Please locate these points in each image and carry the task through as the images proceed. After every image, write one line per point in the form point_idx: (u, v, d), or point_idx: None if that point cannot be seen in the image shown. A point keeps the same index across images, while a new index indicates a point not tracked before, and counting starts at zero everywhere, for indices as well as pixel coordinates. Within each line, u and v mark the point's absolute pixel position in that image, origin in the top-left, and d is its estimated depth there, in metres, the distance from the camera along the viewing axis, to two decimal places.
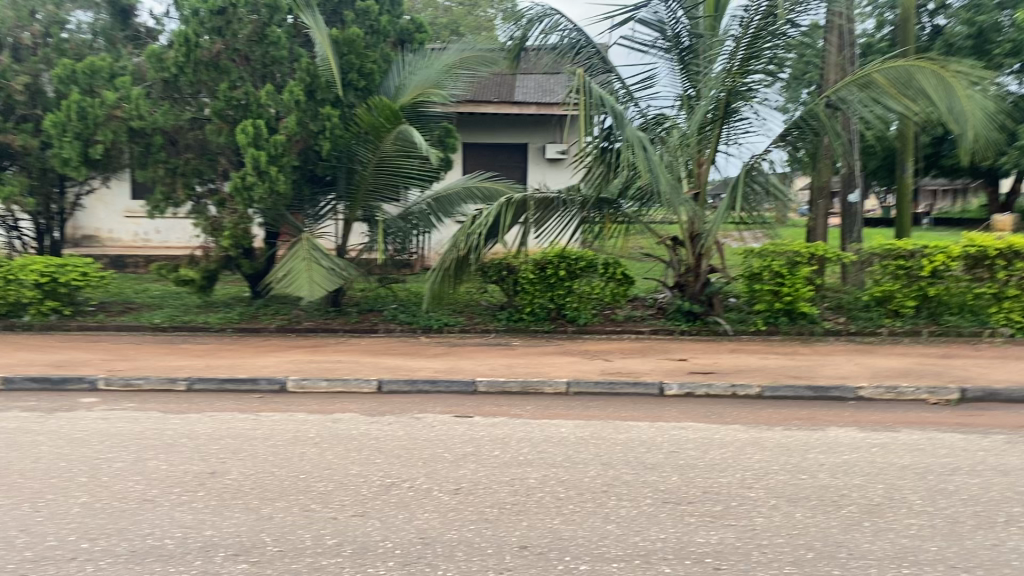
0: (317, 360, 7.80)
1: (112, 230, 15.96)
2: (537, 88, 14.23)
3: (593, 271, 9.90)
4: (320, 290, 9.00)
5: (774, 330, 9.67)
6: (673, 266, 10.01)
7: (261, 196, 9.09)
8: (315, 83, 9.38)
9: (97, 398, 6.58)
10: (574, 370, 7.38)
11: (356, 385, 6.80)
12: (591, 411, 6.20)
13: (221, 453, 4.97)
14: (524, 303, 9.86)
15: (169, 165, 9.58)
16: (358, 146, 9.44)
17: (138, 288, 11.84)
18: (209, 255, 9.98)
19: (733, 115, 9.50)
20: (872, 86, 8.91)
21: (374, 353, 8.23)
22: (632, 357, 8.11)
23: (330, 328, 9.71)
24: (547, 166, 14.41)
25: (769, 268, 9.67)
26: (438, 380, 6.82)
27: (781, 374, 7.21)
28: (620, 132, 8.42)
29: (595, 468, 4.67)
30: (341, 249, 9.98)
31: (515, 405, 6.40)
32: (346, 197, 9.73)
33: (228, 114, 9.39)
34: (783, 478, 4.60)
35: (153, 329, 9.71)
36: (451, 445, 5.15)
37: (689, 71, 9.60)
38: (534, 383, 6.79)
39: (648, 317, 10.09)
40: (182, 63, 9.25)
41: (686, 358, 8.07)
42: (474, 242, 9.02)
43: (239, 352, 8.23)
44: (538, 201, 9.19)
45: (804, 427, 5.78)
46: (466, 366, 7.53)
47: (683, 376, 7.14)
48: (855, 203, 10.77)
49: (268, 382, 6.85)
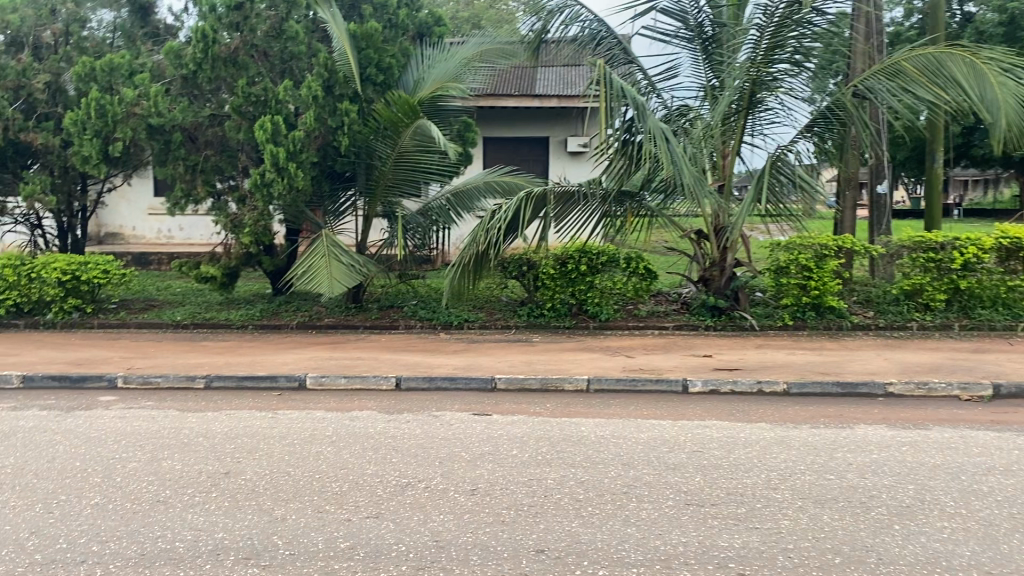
0: (337, 357, 7.74)
1: (135, 228, 16.05)
2: (558, 80, 14.09)
3: (615, 266, 9.76)
4: (339, 286, 8.94)
5: (801, 324, 9.47)
6: (697, 260, 9.90)
7: (280, 192, 9.02)
8: (334, 78, 9.29)
9: (115, 396, 6.56)
10: (596, 367, 7.26)
11: (374, 382, 6.74)
12: (613, 408, 6.09)
13: (237, 453, 4.91)
14: (545, 298, 9.74)
15: (189, 162, 9.58)
16: (377, 141, 9.34)
17: (160, 285, 11.86)
18: (230, 252, 9.95)
19: (757, 105, 9.34)
20: (901, 75, 8.69)
21: (394, 350, 8.16)
22: (655, 353, 7.97)
23: (350, 324, 9.67)
24: (569, 160, 14.27)
25: (796, 262, 9.51)
26: (457, 377, 6.74)
27: (808, 370, 7.05)
28: (642, 125, 8.33)
29: (616, 468, 4.56)
30: (361, 245, 9.92)
31: (535, 402, 6.31)
32: (365, 192, 9.66)
33: (247, 110, 9.34)
34: (810, 479, 4.46)
35: (174, 326, 9.72)
36: (469, 443, 5.06)
37: (712, 60, 9.42)
38: (555, 379, 6.69)
39: (672, 312, 9.93)
40: (200, 60, 9.21)
41: (710, 354, 7.92)
42: (494, 237, 8.93)
43: (259, 350, 8.20)
44: (559, 195, 9.08)
45: (832, 425, 5.63)
46: (486, 363, 7.44)
47: (707, 372, 7.00)
48: (884, 194, 10.55)
49: (286, 380, 6.80)
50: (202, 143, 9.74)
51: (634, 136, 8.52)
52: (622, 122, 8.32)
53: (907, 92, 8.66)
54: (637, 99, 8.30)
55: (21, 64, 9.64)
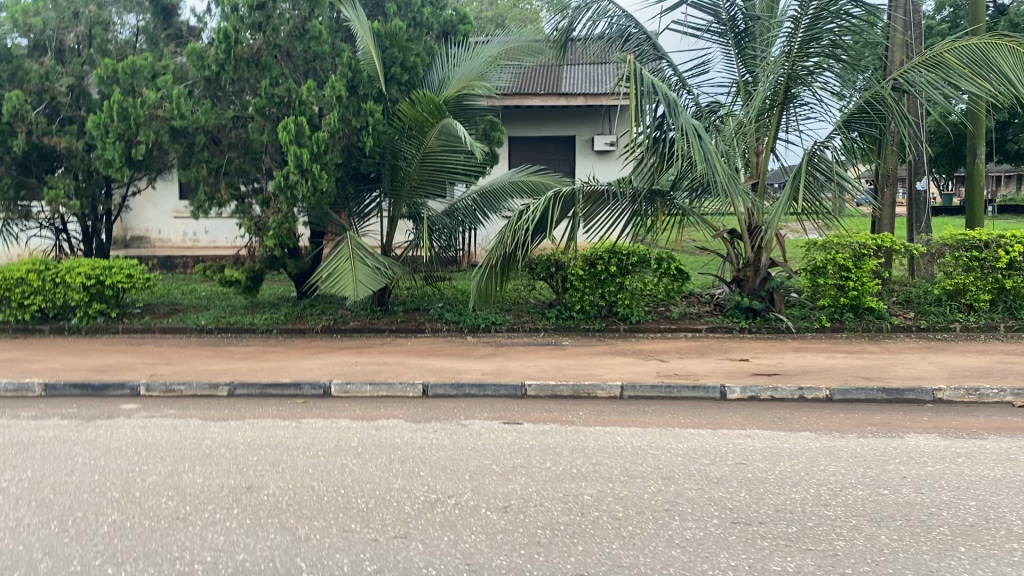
0: (362, 362, 7.57)
1: (160, 231, 16.02)
2: (584, 78, 13.83)
3: (646, 267, 9.50)
4: (364, 289, 8.78)
5: (840, 326, 9.16)
6: (731, 260, 9.66)
7: (304, 195, 8.85)
8: (357, 77, 9.10)
9: (137, 405, 6.43)
10: (629, 372, 7.03)
11: (400, 390, 6.55)
12: (648, 416, 5.85)
13: (260, 465, 4.74)
14: (574, 300, 9.48)
15: (212, 165, 9.47)
16: (401, 141, 9.16)
17: (185, 289, 11.79)
18: (254, 255, 9.81)
19: (793, 100, 9.04)
20: (942, 66, 8.38)
21: (420, 355, 7.98)
22: (690, 358, 7.72)
23: (376, 327, 9.49)
24: (596, 159, 14.02)
25: (834, 262, 9.21)
26: (485, 384, 6.54)
27: (851, 375, 6.77)
28: (675, 121, 8.07)
29: (656, 484, 4.33)
30: (387, 247, 9.74)
31: (567, 410, 6.09)
32: (390, 193, 9.49)
33: (271, 111, 9.18)
34: (862, 494, 4.20)
35: (199, 331, 9.60)
36: (500, 455, 4.85)
37: (746, 55, 9.21)
38: (587, 386, 6.47)
39: (705, 314, 9.65)
40: (222, 61, 9.05)
41: (747, 359, 7.65)
42: (522, 238, 8.73)
43: (284, 355, 8.05)
44: (588, 194, 8.92)
45: (881, 434, 5.36)
46: (515, 368, 7.23)
47: (744, 378, 6.75)
48: (923, 191, 10.21)
49: (311, 387, 6.63)
50: (225, 146, 9.62)
51: (666, 134, 8.25)
52: (653, 118, 8.03)
53: (950, 84, 8.33)
54: (669, 95, 8.05)
55: (43, 67, 9.56)
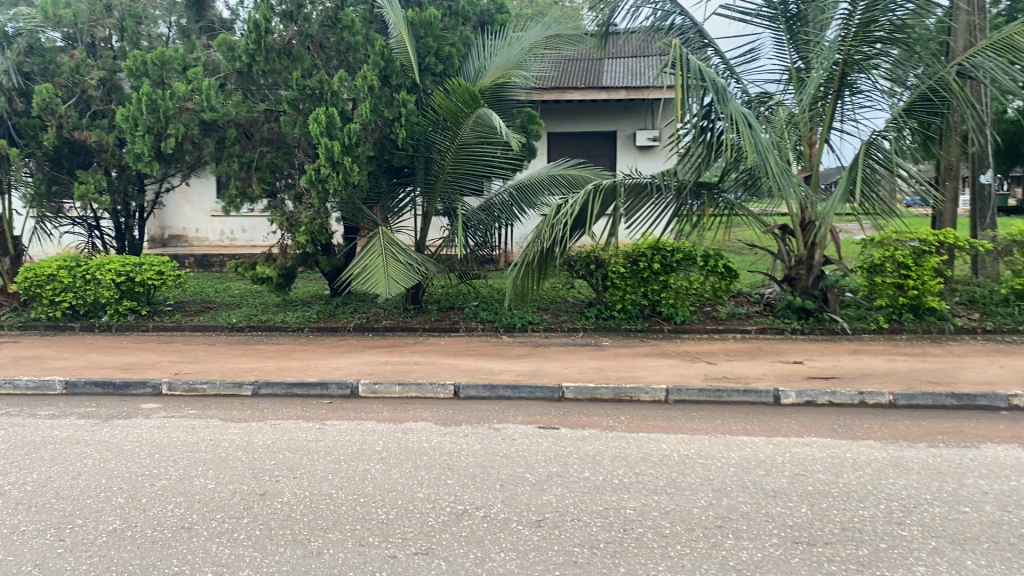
0: (394, 361, 7.25)
1: (198, 229, 15.97)
2: (626, 71, 13.36)
3: (691, 264, 9.06)
4: (396, 286, 8.45)
5: (899, 327, 8.63)
6: (782, 258, 9.19)
7: (336, 189, 8.56)
8: (390, 67, 8.77)
9: (158, 404, 6.17)
10: (673, 375, 6.60)
11: (431, 391, 6.20)
12: (695, 422, 5.43)
13: (277, 470, 4.42)
14: (615, 299, 9.08)
15: (243, 159, 9.25)
16: (435, 133, 8.81)
17: (219, 287, 11.60)
18: (286, 251, 9.55)
19: (849, 88, 8.54)
20: (1013, 50, 7.79)
21: (455, 355, 7.63)
22: (739, 360, 7.26)
23: (409, 327, 9.17)
24: (638, 154, 13.57)
25: (892, 259, 8.66)
26: (520, 386, 6.16)
27: (916, 380, 6.26)
28: (723, 109, 7.61)
29: (705, 497, 3.93)
30: (420, 244, 9.42)
31: (607, 414, 5.69)
32: (425, 187, 9.18)
33: (303, 104, 8.91)
34: (940, 512, 3.74)
35: (230, 329, 9.37)
36: (534, 463, 4.47)
37: (798, 41, 8.67)
38: (629, 389, 6.06)
39: (754, 314, 9.18)
40: (253, 52, 8.81)
41: (801, 362, 7.17)
42: (560, 233, 8.35)
43: (314, 354, 7.76)
44: (629, 188, 8.52)
45: (954, 443, 4.87)
46: (553, 369, 6.84)
47: (799, 382, 6.29)
48: (987, 184, 9.61)
49: (337, 388, 6.30)
50: (257, 140, 9.41)
51: (713, 124, 7.83)
52: (700, 106, 7.59)
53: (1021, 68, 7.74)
54: (718, 81, 7.60)
55: (74, 60, 9.42)
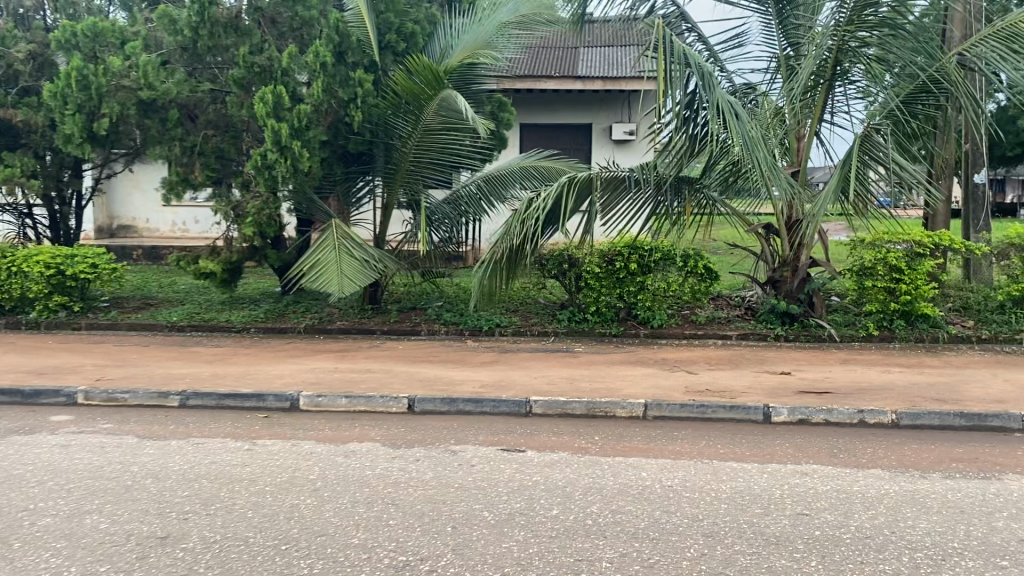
0: (344, 369, 6.56)
1: (148, 219, 15.14)
2: (602, 60, 12.73)
3: (670, 264, 8.43)
4: (351, 286, 7.74)
5: (890, 336, 8.08)
6: (765, 259, 8.51)
7: (284, 175, 7.81)
8: (345, 43, 8.03)
9: (70, 417, 5.42)
10: (652, 387, 5.97)
11: (381, 404, 5.51)
12: (678, 444, 4.79)
13: (187, 506, 3.71)
14: (588, 301, 8.45)
15: (186, 143, 8.49)
16: (394, 117, 8.09)
17: (164, 282, 10.81)
18: (232, 245, 8.84)
19: (841, 77, 7.94)
20: (1016, 38, 7.25)
21: (411, 361, 6.95)
22: (722, 370, 6.65)
23: (365, 328, 8.46)
24: (614, 148, 12.95)
25: (884, 262, 8.10)
26: (482, 399, 5.48)
27: (918, 396, 5.68)
28: (709, 96, 6.99)
29: (696, 544, 3.29)
30: (380, 238, 8.72)
31: (579, 433, 5.03)
32: (385, 176, 8.48)
33: (251, 83, 8.17)
34: (975, 566, 3.13)
35: (170, 328, 8.61)
36: (493, 497, 3.81)
37: (788, 25, 8.10)
38: (603, 403, 5.40)
39: (735, 319, 8.56)
40: (197, 25, 8.07)
41: (789, 373, 6.57)
42: (532, 229, 7.69)
43: (256, 360, 7.03)
44: (605, 181, 7.89)
45: (973, 475, 4.27)
46: (518, 380, 6.18)
47: (790, 397, 5.68)
48: (983, 185, 9.00)
49: (275, 399, 5.60)
50: (202, 123, 8.65)
51: (696, 113, 7.18)
52: (684, 94, 6.98)
53: None
54: (703, 65, 7.00)
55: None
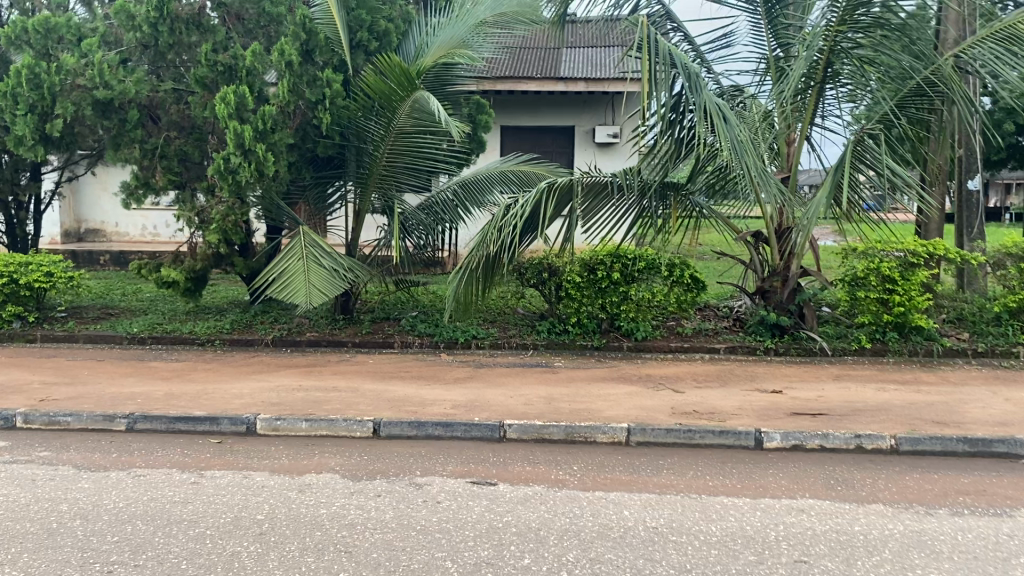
0: (308, 387, 6.16)
1: (118, 223, 14.66)
2: (585, 61, 12.36)
3: (655, 274, 8.07)
4: (319, 297, 7.32)
5: (883, 349, 7.76)
6: (753, 268, 8.17)
7: (248, 181, 7.39)
8: (312, 41, 7.64)
9: (5, 444, 4.98)
10: (635, 408, 5.60)
11: (344, 428, 5.11)
12: (662, 475, 4.42)
13: (114, 555, 3.31)
14: (569, 311, 8.07)
15: (147, 146, 8.02)
16: (365, 120, 7.71)
17: (128, 291, 10.35)
18: (195, 252, 8.40)
19: (833, 79, 7.60)
20: (1015, 39, 6.94)
21: (381, 378, 6.55)
22: (709, 388, 6.29)
23: (336, 340, 8.06)
24: (598, 152, 12.60)
25: (876, 272, 7.77)
26: (452, 423, 5.09)
27: (917, 419, 5.33)
28: (696, 98, 6.64)
29: None
30: (352, 245, 8.32)
31: (557, 461, 4.65)
32: (357, 181, 8.08)
33: (214, 82, 7.74)
34: None
35: (130, 340, 8.16)
36: (459, 543, 3.43)
37: (778, 25, 7.76)
38: (582, 428, 5.03)
39: (723, 330, 8.22)
40: (155, 21, 7.63)
41: (780, 393, 6.22)
42: (510, 237, 7.30)
43: (216, 377, 6.61)
44: (587, 186, 7.52)
45: (983, 511, 3.92)
46: (494, 400, 5.80)
47: (782, 420, 5.33)
48: (976, 192, 8.73)
49: (230, 423, 5.20)
50: (164, 124, 8.21)
51: (682, 116, 6.85)
52: (670, 96, 6.63)
53: None
54: (689, 66, 6.66)
55: None
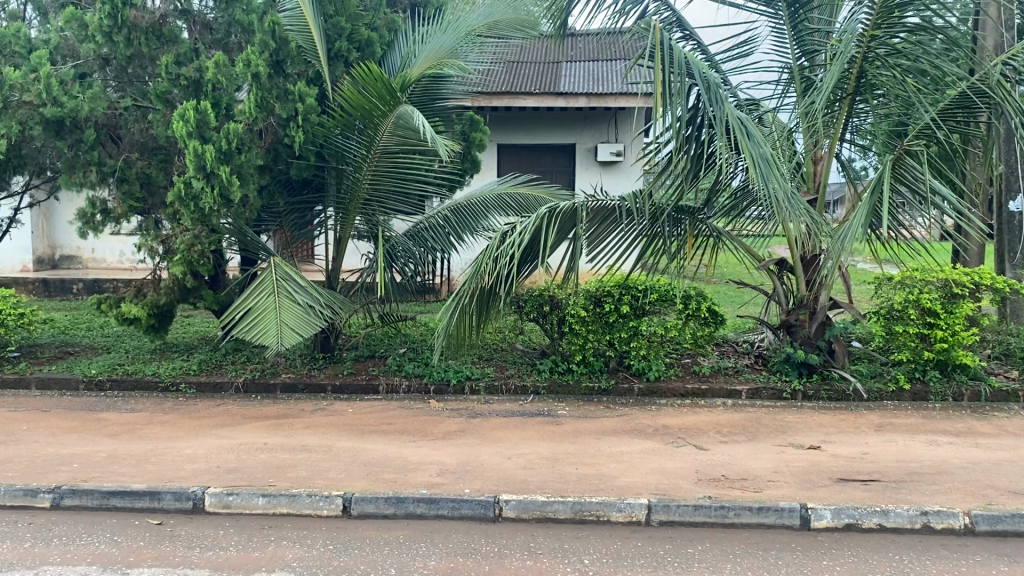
0: (274, 448, 5.33)
1: (94, 249, 13.92)
2: (586, 75, 11.60)
3: (668, 307, 7.23)
4: (292, 338, 6.50)
5: (924, 391, 6.92)
6: (777, 299, 7.33)
7: (212, 207, 6.61)
8: (283, 50, 6.90)
9: None
10: (654, 473, 4.78)
11: (309, 505, 4.29)
12: (694, 572, 3.59)
13: None
14: (573, 348, 7.23)
15: (104, 168, 7.24)
16: (344, 138, 6.92)
17: (94, 325, 9.51)
18: (159, 285, 7.59)
19: (867, 89, 6.76)
20: None
21: (361, 432, 5.73)
22: (737, 444, 5.45)
23: (314, 383, 7.25)
24: (601, 171, 11.82)
25: (916, 304, 6.93)
26: (438, 499, 4.27)
27: (989, 487, 4.50)
28: (715, 111, 5.85)
29: None
30: (332, 276, 7.52)
31: (564, 551, 3.82)
32: (336, 206, 7.27)
33: (176, 98, 6.97)
34: None
35: (86, 384, 7.33)
36: None
37: (802, 31, 6.94)
38: (593, 504, 4.20)
39: (745, 369, 7.38)
40: (110, 29, 6.82)
41: (820, 450, 5.38)
42: (506, 269, 6.46)
43: (171, 433, 5.78)
44: (591, 212, 6.71)
45: None
46: (488, 463, 4.96)
47: (829, 489, 4.50)
48: (1018, 213, 7.73)
49: (173, 498, 4.37)
50: (125, 145, 7.44)
51: (700, 131, 6.05)
52: (686, 109, 5.83)
53: None
54: (708, 76, 5.92)
55: None
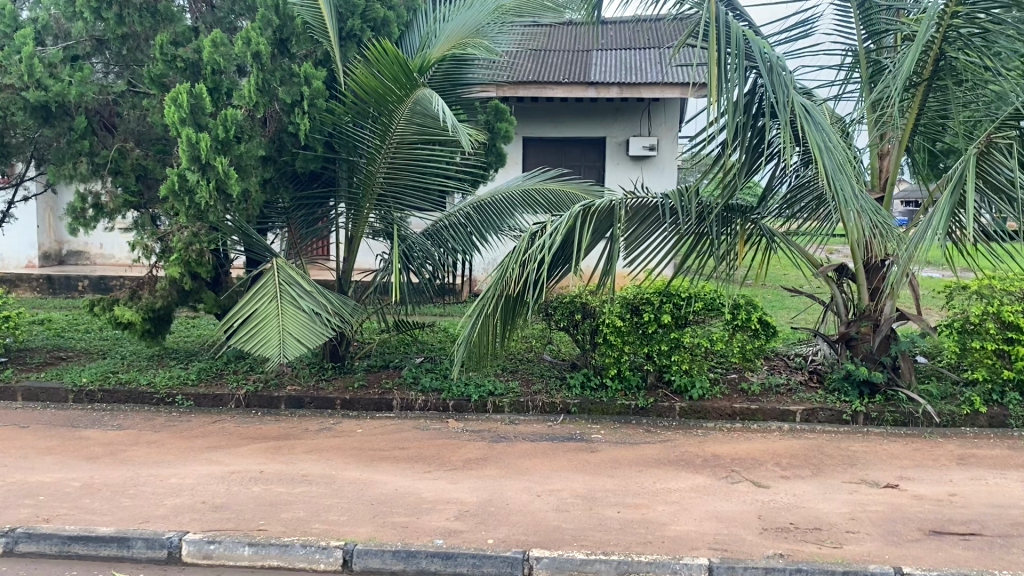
0: (268, 479, 4.66)
1: (103, 245, 13.41)
2: (618, 63, 10.87)
3: (713, 317, 6.49)
4: (294, 349, 5.84)
5: (1002, 414, 6.14)
6: (836, 308, 6.57)
7: (208, 202, 5.98)
8: (288, 27, 6.30)
9: None
10: (709, 520, 4.06)
11: (304, 557, 3.61)
12: None
13: None
14: (607, 361, 6.51)
15: (96, 159, 6.60)
16: (355, 127, 6.25)
17: (94, 327, 8.91)
18: (155, 288, 6.96)
19: (948, 75, 5.95)
20: None
21: (370, 459, 5.05)
22: (801, 481, 4.72)
23: (322, 396, 6.60)
24: (632, 166, 11.08)
25: (995, 316, 6.14)
26: (456, 555, 3.58)
27: None
28: (776, 96, 5.11)
29: None
30: (342, 279, 6.85)
31: None
32: (348, 201, 6.59)
33: (173, 81, 6.34)
34: None
35: (75, 395, 6.72)
36: None
37: (868, 9, 6.19)
38: (642, 563, 3.50)
39: (799, 387, 6.63)
40: (99, 5, 6.18)
41: (899, 490, 4.62)
42: (534, 274, 5.71)
43: (157, 456, 5.13)
44: (631, 210, 5.98)
45: None
46: (514, 503, 4.26)
47: (923, 545, 3.77)
48: None
49: (146, 546, 3.72)
50: (119, 133, 6.82)
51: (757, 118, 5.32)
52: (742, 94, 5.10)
53: None
54: (771, 57, 5.20)
55: None
